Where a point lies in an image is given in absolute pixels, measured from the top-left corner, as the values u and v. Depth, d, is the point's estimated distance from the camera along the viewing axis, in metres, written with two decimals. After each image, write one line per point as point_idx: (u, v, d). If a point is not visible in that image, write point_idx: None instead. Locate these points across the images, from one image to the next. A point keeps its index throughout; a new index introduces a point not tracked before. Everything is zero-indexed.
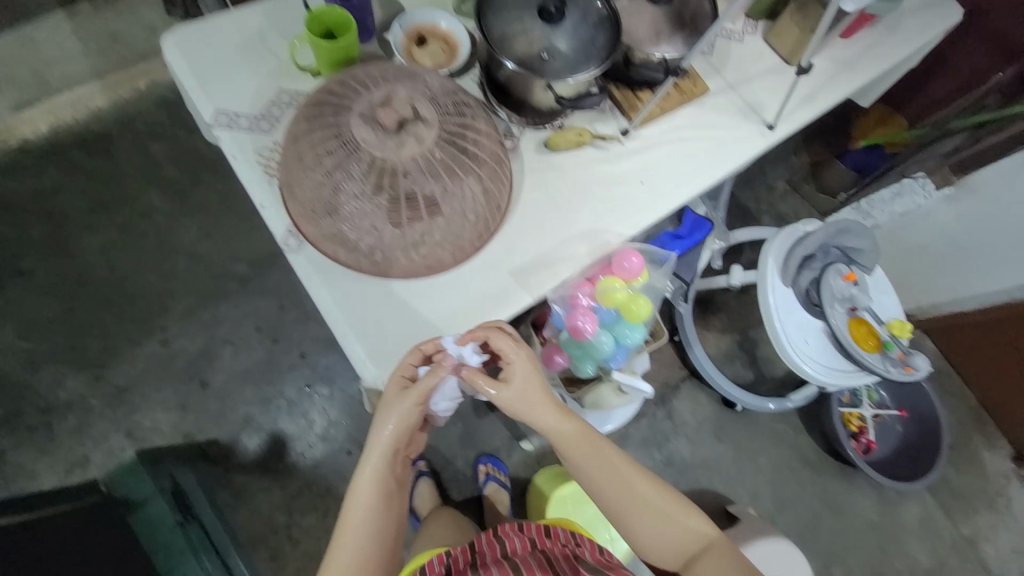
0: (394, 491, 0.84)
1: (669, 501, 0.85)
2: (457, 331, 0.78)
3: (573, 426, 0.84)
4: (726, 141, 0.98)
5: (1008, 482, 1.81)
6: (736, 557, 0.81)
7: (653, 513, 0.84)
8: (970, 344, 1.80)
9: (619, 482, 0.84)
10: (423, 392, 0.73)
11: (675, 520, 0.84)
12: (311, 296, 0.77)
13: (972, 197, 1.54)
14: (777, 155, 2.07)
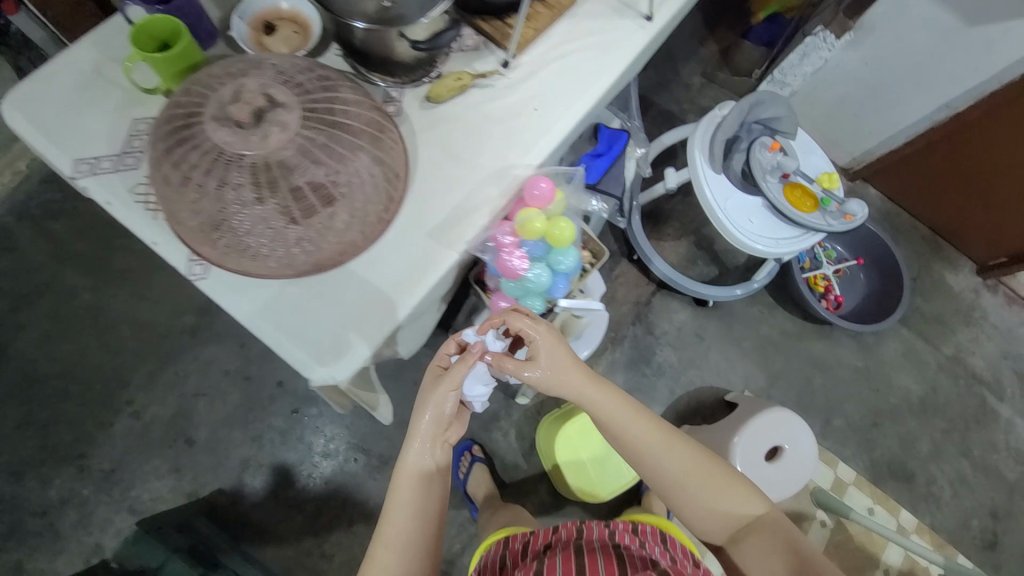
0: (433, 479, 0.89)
1: (716, 474, 0.91)
2: (392, 307, 0.77)
3: (612, 400, 0.91)
4: (610, 43, 0.96)
5: (978, 295, 1.90)
6: (784, 533, 0.87)
7: (700, 484, 0.90)
8: (908, 179, 1.86)
9: (661, 452, 0.91)
10: (456, 378, 0.89)
11: (727, 496, 0.89)
12: (236, 316, 0.76)
13: (870, 37, 1.55)
14: (686, 52, 2.05)
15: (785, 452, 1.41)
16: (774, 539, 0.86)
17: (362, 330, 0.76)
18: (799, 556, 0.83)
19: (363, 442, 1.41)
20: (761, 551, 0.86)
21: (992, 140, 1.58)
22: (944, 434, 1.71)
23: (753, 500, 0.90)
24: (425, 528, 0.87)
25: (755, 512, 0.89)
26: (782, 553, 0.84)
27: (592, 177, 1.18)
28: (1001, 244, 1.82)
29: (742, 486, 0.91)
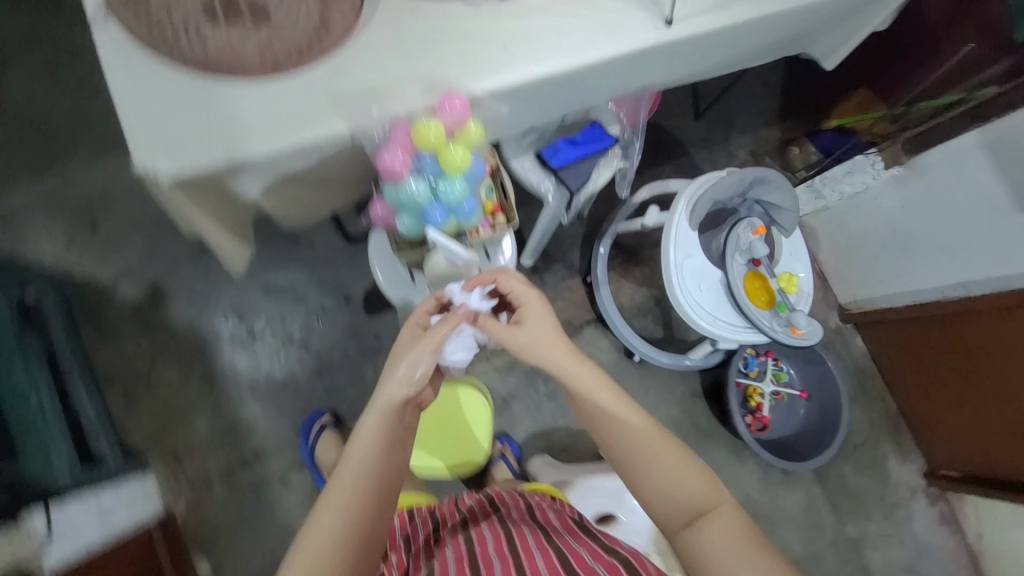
0: (396, 442, 0.81)
1: (665, 445, 0.82)
2: (262, 142, 0.73)
3: (577, 362, 0.88)
4: (618, 23, 0.88)
5: (913, 496, 1.75)
6: (740, 523, 0.76)
7: (655, 461, 0.81)
8: (897, 346, 1.73)
9: (621, 430, 0.83)
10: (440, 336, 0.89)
11: (674, 471, 0.80)
12: (106, 80, 0.71)
13: (918, 180, 1.48)
14: (747, 125, 1.98)
15: (619, 522, 1.34)
16: (738, 527, 0.76)
17: (215, 146, 0.72)
18: (767, 549, 0.73)
19: (244, 308, 1.41)
20: (716, 539, 0.75)
21: (991, 347, 1.44)
22: None
23: (706, 482, 0.80)
24: (383, 499, 0.78)
25: (716, 498, 0.79)
26: (747, 544, 0.74)
27: (557, 160, 1.14)
28: (958, 457, 1.66)
29: (696, 467, 0.81)
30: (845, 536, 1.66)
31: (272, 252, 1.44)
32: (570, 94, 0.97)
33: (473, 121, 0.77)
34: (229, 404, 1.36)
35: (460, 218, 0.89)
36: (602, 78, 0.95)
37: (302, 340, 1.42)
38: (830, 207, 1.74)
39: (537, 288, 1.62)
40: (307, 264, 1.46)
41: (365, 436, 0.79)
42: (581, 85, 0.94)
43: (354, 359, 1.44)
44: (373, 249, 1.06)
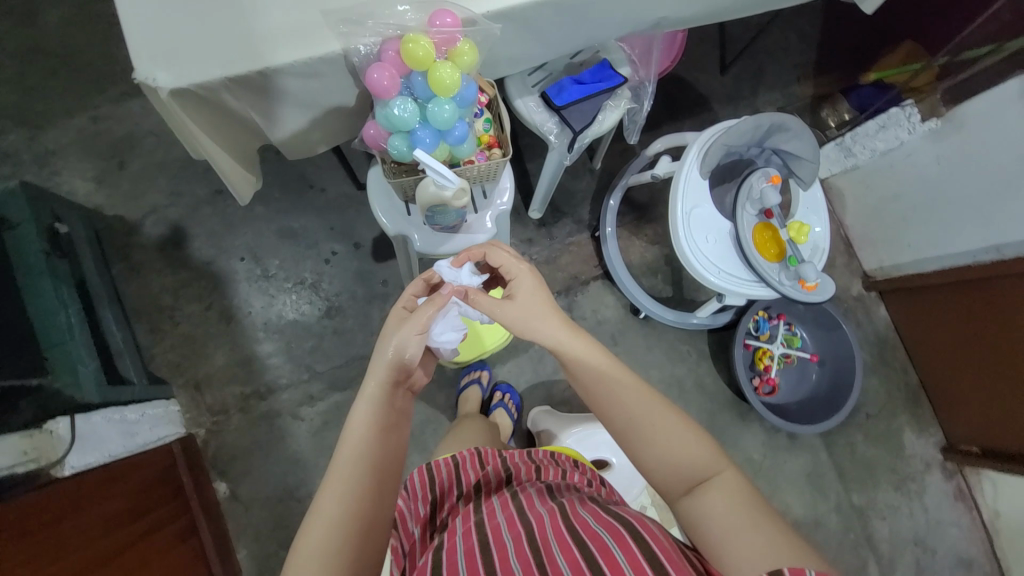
0: (390, 427, 0.84)
1: (665, 414, 0.81)
2: (258, 60, 0.73)
3: (568, 340, 0.89)
4: None
5: (928, 470, 1.69)
6: (744, 488, 0.72)
7: (651, 431, 0.80)
8: (922, 315, 1.65)
9: (616, 402, 0.83)
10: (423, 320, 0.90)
11: (675, 438, 0.78)
12: None
13: (958, 133, 1.37)
14: (778, 80, 1.87)
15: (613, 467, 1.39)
16: (740, 494, 0.72)
17: (210, 61, 0.72)
18: (769, 515, 0.69)
19: (259, 250, 1.47)
20: (719, 502, 0.71)
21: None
22: None
23: (707, 449, 0.78)
24: (378, 471, 0.79)
25: (717, 466, 0.76)
26: (752, 509, 0.69)
27: (561, 100, 1.11)
28: (979, 431, 1.59)
29: (694, 434, 0.79)
30: (850, 503, 1.63)
31: (286, 197, 1.49)
32: (573, 23, 0.93)
33: (465, 41, 0.77)
34: (243, 340, 1.43)
35: (449, 144, 0.86)
36: (606, 5, 0.91)
37: (313, 282, 1.47)
38: (860, 166, 1.64)
39: (545, 242, 1.61)
40: (319, 211, 1.50)
41: (360, 418, 0.82)
42: (584, 12, 0.90)
43: (361, 303, 1.48)
44: (371, 186, 1.07)
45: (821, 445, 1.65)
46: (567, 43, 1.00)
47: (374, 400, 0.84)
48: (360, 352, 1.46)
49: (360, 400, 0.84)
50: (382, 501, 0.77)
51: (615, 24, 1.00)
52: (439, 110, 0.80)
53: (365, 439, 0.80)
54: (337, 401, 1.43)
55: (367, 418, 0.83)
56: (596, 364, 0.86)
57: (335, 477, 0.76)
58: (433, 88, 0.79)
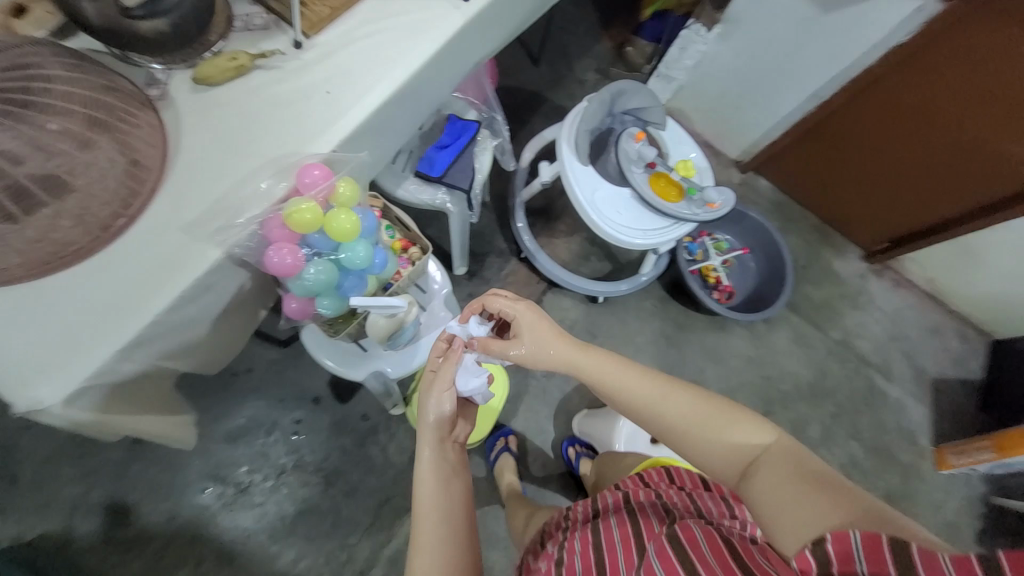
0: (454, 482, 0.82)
1: (701, 402, 0.83)
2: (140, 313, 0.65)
3: (585, 355, 0.90)
4: (425, 22, 0.91)
5: (865, 280, 1.97)
6: (794, 463, 0.72)
7: (692, 422, 0.81)
8: (792, 170, 1.92)
9: (650, 402, 0.84)
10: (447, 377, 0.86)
11: (715, 423, 0.80)
12: None
13: (738, 29, 1.60)
14: (580, 48, 2.04)
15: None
16: (790, 465, 0.71)
17: (86, 345, 0.63)
18: (822, 482, 0.67)
19: (220, 468, 1.30)
20: (767, 481, 0.71)
21: (864, 126, 1.63)
22: (832, 419, 1.75)
23: (751, 428, 0.78)
24: (454, 526, 0.78)
25: (762, 441, 0.76)
26: (801, 480, 0.68)
27: (437, 169, 1.12)
28: (882, 229, 1.88)
29: (736, 417, 0.80)
30: (834, 342, 1.84)
31: (216, 398, 1.34)
32: (416, 103, 0.95)
33: (342, 182, 0.75)
34: (257, 564, 1.26)
35: (376, 274, 0.83)
36: (437, 73, 0.95)
37: (295, 463, 1.33)
38: (684, 83, 1.86)
39: (483, 288, 1.62)
40: (259, 390, 1.36)
41: (428, 474, 0.80)
42: (421, 88, 0.93)
43: (354, 450, 1.37)
44: (310, 344, 0.99)
45: (788, 311, 1.85)
46: (417, 119, 1.01)
47: (435, 457, 0.82)
48: (382, 495, 1.35)
49: (419, 457, 0.82)
50: (465, 551, 0.77)
51: (448, 83, 1.04)
52: (358, 255, 0.77)
53: (436, 495, 0.78)
54: (389, 557, 1.31)
55: (432, 475, 0.80)
56: (619, 375, 0.87)
57: (421, 533, 0.75)
58: (341, 238, 0.75)
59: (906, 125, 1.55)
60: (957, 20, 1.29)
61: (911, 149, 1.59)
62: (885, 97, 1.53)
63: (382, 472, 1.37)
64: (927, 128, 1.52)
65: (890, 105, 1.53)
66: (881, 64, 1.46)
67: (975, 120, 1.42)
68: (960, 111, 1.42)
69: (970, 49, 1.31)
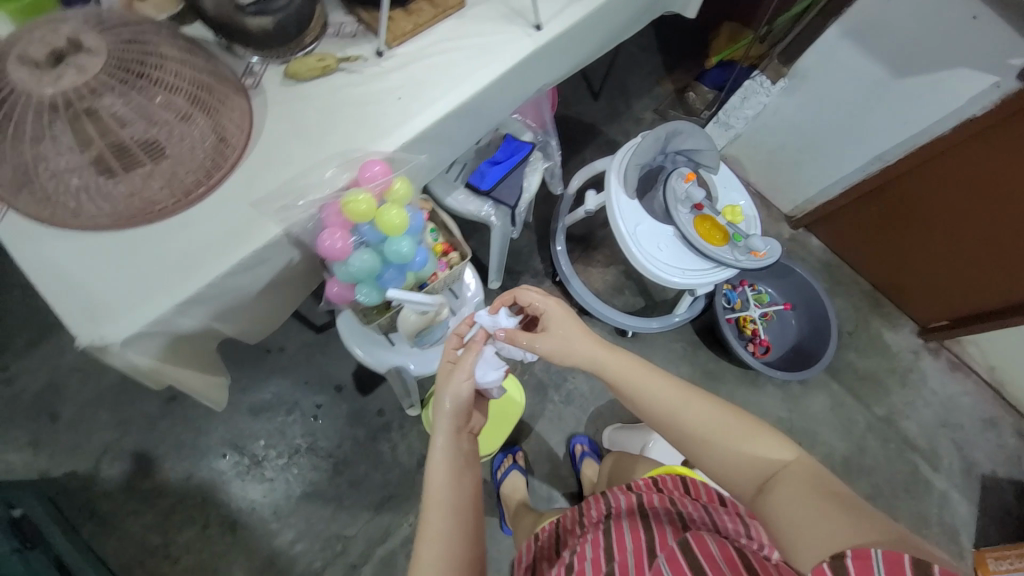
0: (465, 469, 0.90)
1: (722, 415, 0.83)
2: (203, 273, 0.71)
3: (610, 355, 0.94)
4: (496, 47, 0.97)
5: (917, 356, 1.85)
6: (813, 481, 0.70)
7: (715, 431, 0.81)
8: (847, 231, 1.86)
9: (672, 407, 0.85)
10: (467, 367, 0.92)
11: (733, 436, 0.80)
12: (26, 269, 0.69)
13: (804, 84, 1.59)
14: (641, 89, 2.10)
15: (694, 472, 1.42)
16: (809, 483, 0.70)
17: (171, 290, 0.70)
18: (838, 500, 0.65)
19: (239, 438, 1.35)
20: (784, 496, 0.69)
21: (927, 196, 1.57)
22: (866, 500, 1.62)
23: (771, 446, 0.77)
24: (461, 514, 0.84)
25: (783, 457, 0.75)
26: (818, 497, 0.67)
27: (486, 183, 1.18)
28: (941, 306, 1.78)
29: (759, 434, 0.79)
30: (875, 417, 1.72)
31: (248, 371, 1.41)
32: (475, 118, 1.02)
33: (399, 180, 0.80)
34: (257, 539, 1.29)
35: (415, 269, 0.87)
36: (499, 93, 1.02)
37: (309, 446, 1.37)
38: (742, 133, 1.86)
39: None
40: (287, 370, 1.43)
41: (440, 458, 0.88)
42: (481, 104, 0.99)
43: (366, 444, 1.40)
44: (343, 329, 1.03)
45: (828, 377, 1.75)
46: (474, 133, 1.07)
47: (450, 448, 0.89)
48: (384, 494, 1.36)
49: (434, 445, 0.89)
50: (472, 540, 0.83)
51: (508, 104, 1.10)
52: (403, 248, 0.81)
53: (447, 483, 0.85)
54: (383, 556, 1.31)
55: (444, 462, 0.87)
56: (645, 379, 0.90)
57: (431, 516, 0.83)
58: (388, 231, 0.79)
59: (974, 201, 1.48)
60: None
61: (977, 224, 1.52)
62: (952, 169, 1.48)
63: (389, 470, 1.38)
64: (999, 207, 1.44)
65: (958, 179, 1.48)
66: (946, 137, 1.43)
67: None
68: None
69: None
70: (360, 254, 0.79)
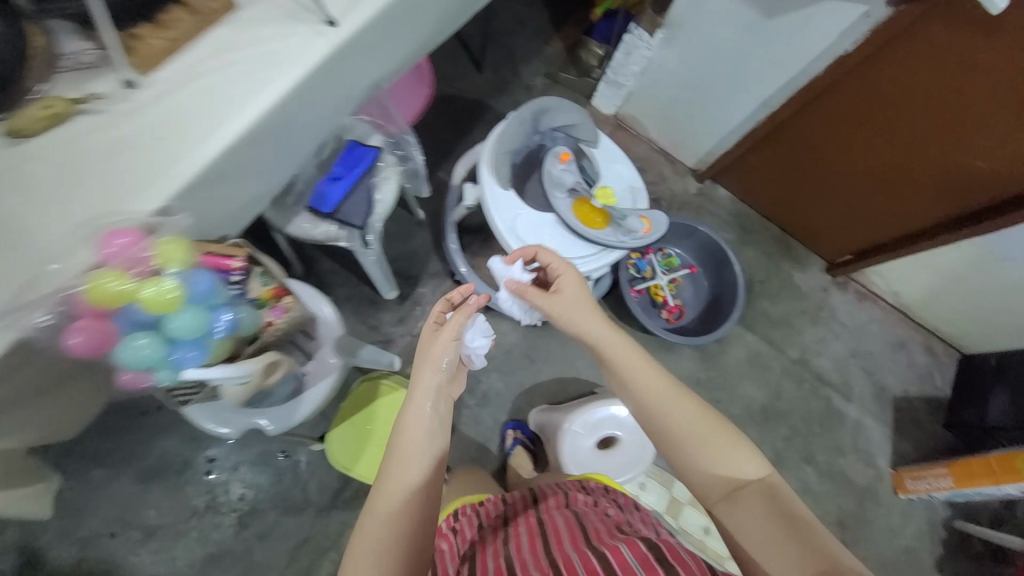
0: (435, 447, 0.90)
1: (707, 417, 0.92)
2: None
3: (617, 337, 1.02)
4: (279, 53, 0.82)
5: (827, 293, 1.88)
6: (776, 502, 0.82)
7: (691, 430, 0.91)
8: (749, 179, 1.81)
9: (660, 402, 0.93)
10: (455, 330, 0.98)
11: (717, 437, 0.89)
12: None
13: (682, 32, 1.48)
14: (528, 52, 1.94)
15: (622, 443, 1.40)
16: (770, 506, 0.82)
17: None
18: (796, 525, 0.78)
19: (126, 511, 1.26)
20: (751, 513, 0.82)
21: (820, 133, 1.51)
22: (785, 442, 1.68)
23: (749, 458, 0.87)
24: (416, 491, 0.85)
25: (752, 473, 0.86)
26: (776, 520, 0.80)
27: (328, 205, 1.06)
28: (843, 241, 1.79)
29: (735, 443, 0.89)
30: (789, 360, 1.76)
31: (125, 436, 1.29)
32: (275, 137, 0.89)
33: (160, 244, 0.71)
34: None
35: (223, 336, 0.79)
36: (298, 104, 0.88)
37: (207, 503, 1.29)
38: (634, 90, 1.75)
39: (415, 311, 1.56)
40: (170, 426, 1.32)
41: (412, 424, 0.90)
42: (275, 123, 0.85)
43: (270, 488, 1.32)
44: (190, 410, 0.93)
45: (742, 328, 1.77)
46: (284, 152, 0.94)
47: (432, 413, 0.92)
48: (299, 536, 1.30)
49: (413, 406, 0.91)
50: (424, 506, 0.85)
51: (321, 111, 0.96)
52: (185, 321, 0.72)
53: (417, 449, 0.88)
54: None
55: (418, 429, 0.90)
56: (641, 368, 0.97)
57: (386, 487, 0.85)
58: (159, 309, 0.71)
59: (861, 137, 1.45)
60: (903, 33, 1.19)
61: (870, 165, 1.51)
62: (839, 105, 1.42)
63: (300, 510, 1.32)
64: (890, 140, 1.41)
65: (843, 113, 1.43)
66: (826, 74, 1.35)
67: (943, 143, 1.33)
68: (923, 122, 1.31)
69: (926, 70, 1.22)
70: (130, 342, 0.71)
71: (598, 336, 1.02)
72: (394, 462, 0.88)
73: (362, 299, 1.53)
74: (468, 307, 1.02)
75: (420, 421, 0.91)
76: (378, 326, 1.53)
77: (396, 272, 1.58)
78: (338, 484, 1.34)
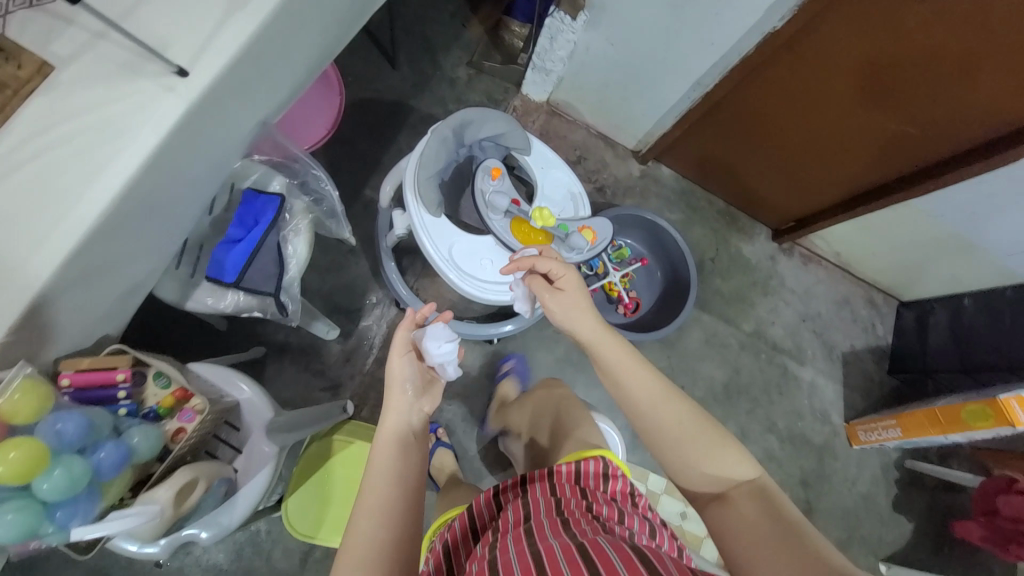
0: (410, 454, 0.80)
1: (694, 415, 0.79)
2: None
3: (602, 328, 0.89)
4: (120, 121, 0.67)
5: (775, 262, 1.90)
6: (773, 507, 0.68)
7: (679, 429, 0.78)
8: (690, 156, 1.77)
9: (648, 398, 0.80)
10: (413, 339, 0.90)
11: (705, 436, 0.76)
12: None
13: (605, 14, 1.36)
14: (445, 39, 1.76)
15: None
16: (767, 511, 0.68)
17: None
18: (797, 535, 0.63)
19: None
20: (744, 522, 0.67)
21: (746, 118, 1.51)
22: (748, 415, 1.73)
23: (737, 460, 0.74)
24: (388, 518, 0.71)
25: (743, 475, 0.73)
26: (775, 528, 0.65)
27: (230, 273, 0.92)
28: (783, 209, 1.80)
29: (722, 442, 0.76)
30: (745, 335, 1.79)
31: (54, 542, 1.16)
32: (141, 216, 0.75)
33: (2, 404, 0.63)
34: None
35: (108, 478, 0.70)
36: (161, 173, 0.73)
37: None
38: (564, 76, 1.63)
39: (361, 348, 1.45)
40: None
41: (377, 454, 0.78)
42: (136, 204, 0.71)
43: (232, 567, 1.24)
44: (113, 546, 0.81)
45: (698, 310, 1.77)
46: (158, 225, 0.81)
47: (400, 437, 0.80)
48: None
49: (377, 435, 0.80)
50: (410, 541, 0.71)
51: (196, 172, 0.81)
52: (48, 483, 0.63)
53: (387, 481, 0.74)
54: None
55: (384, 457, 0.77)
56: (624, 358, 0.85)
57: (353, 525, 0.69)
58: (17, 478, 0.61)
59: (789, 112, 1.43)
60: (829, 6, 1.12)
61: (805, 137, 1.48)
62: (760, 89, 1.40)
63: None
64: (819, 114, 1.39)
65: (769, 97, 1.41)
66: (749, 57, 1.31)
67: (874, 108, 1.29)
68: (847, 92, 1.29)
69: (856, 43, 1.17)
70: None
71: (588, 331, 0.89)
72: (362, 499, 0.73)
73: (302, 344, 1.41)
74: (410, 319, 0.93)
75: (385, 452, 0.78)
76: (324, 370, 1.41)
77: (335, 309, 1.45)
78: (305, 549, 1.26)
